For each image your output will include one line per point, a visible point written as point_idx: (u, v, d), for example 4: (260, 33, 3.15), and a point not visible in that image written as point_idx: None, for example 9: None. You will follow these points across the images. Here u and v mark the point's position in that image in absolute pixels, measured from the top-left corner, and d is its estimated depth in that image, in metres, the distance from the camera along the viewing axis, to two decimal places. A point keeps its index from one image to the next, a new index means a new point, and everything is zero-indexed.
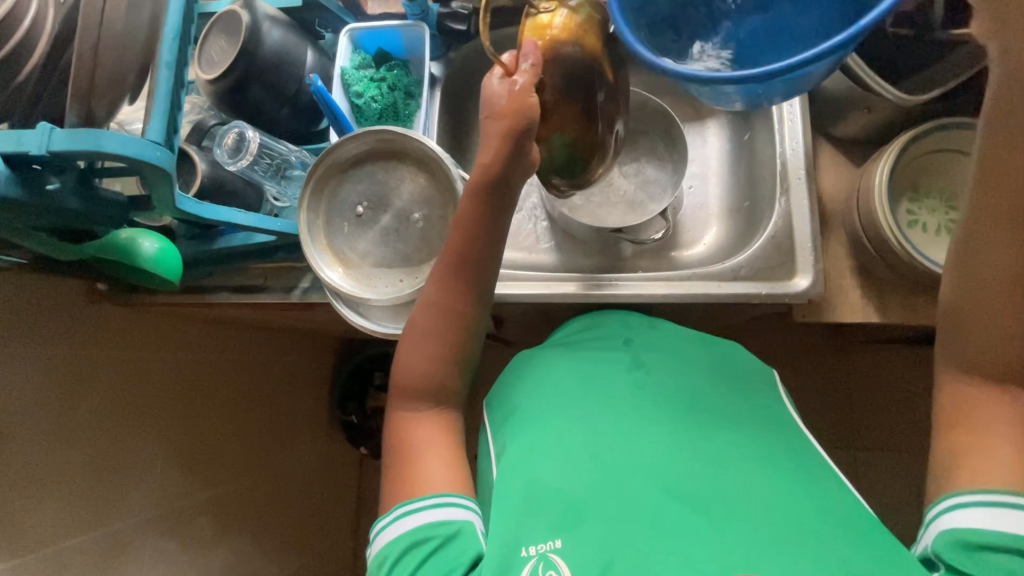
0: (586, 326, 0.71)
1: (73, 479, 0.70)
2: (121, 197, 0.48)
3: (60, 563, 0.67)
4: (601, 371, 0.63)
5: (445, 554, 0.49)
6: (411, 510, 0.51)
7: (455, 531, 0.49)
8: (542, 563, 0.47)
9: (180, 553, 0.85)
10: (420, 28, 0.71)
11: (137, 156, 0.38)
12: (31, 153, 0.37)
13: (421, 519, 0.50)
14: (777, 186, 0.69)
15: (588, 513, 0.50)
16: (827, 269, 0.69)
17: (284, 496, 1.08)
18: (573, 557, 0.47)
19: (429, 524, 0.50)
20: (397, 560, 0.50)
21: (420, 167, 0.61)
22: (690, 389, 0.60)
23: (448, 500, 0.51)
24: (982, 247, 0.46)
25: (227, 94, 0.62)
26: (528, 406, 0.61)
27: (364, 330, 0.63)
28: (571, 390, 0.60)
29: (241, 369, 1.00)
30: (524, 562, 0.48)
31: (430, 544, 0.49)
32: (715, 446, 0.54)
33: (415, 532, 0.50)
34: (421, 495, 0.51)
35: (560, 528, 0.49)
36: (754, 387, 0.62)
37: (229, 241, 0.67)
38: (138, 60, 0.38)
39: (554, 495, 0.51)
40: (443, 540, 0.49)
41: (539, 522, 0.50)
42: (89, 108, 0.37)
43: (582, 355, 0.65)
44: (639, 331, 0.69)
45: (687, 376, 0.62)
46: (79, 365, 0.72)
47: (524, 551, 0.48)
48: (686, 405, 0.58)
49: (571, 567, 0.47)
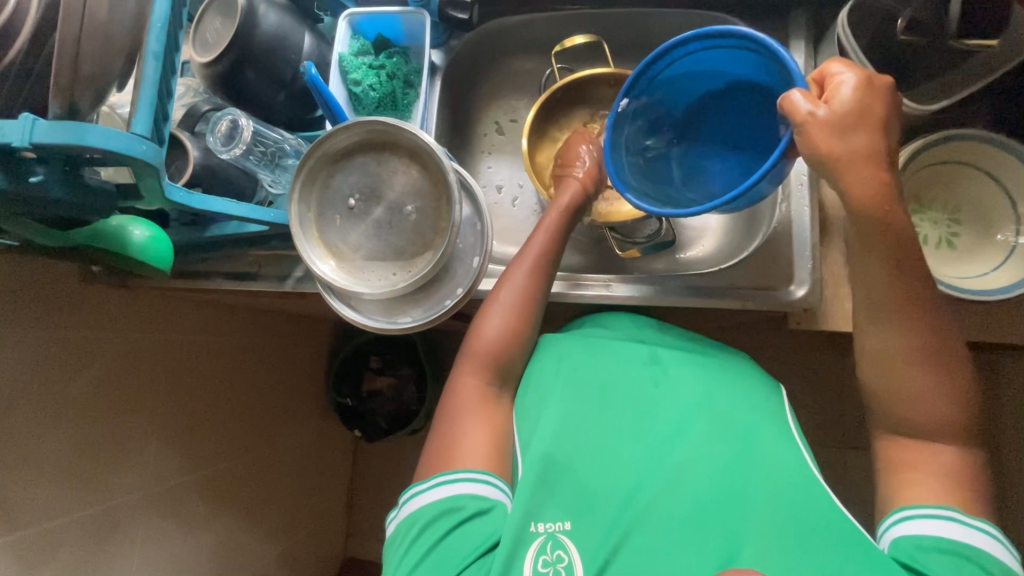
0: (594, 322, 0.70)
1: (64, 457, 0.70)
2: (106, 184, 0.47)
3: (53, 538, 0.68)
4: (608, 364, 0.62)
5: (480, 525, 0.50)
6: (443, 483, 0.53)
7: (483, 507, 0.51)
8: (550, 542, 0.49)
9: (172, 529, 0.86)
10: (421, 15, 0.69)
11: (120, 151, 0.38)
12: (12, 144, 0.37)
13: (452, 490, 0.52)
14: (779, 191, 0.68)
15: (596, 501, 0.51)
16: (826, 277, 0.68)
17: (278, 476, 1.10)
18: (582, 541, 0.49)
19: (468, 497, 0.51)
20: (427, 524, 0.52)
21: (413, 158, 0.60)
22: (689, 387, 0.59)
23: (480, 478, 0.53)
24: (869, 265, 0.51)
25: (221, 79, 0.61)
26: (519, 402, 0.60)
27: (355, 323, 0.63)
28: (566, 385, 0.60)
29: (232, 353, 0.99)
30: (534, 539, 0.49)
31: (457, 516, 0.51)
32: (707, 443, 0.53)
33: (444, 502, 0.52)
34: (457, 468, 0.54)
35: (572, 512, 0.50)
36: (748, 385, 0.60)
37: (222, 230, 0.64)
38: (123, 49, 0.37)
39: (561, 483, 0.52)
40: (473, 513, 0.50)
41: (547, 505, 0.51)
42: (72, 99, 0.36)
43: (590, 345, 0.64)
44: (648, 330, 0.67)
45: (683, 375, 0.60)
46: (75, 345, 0.73)
47: (533, 528, 0.49)
48: (680, 410, 0.57)
49: (579, 549, 0.48)
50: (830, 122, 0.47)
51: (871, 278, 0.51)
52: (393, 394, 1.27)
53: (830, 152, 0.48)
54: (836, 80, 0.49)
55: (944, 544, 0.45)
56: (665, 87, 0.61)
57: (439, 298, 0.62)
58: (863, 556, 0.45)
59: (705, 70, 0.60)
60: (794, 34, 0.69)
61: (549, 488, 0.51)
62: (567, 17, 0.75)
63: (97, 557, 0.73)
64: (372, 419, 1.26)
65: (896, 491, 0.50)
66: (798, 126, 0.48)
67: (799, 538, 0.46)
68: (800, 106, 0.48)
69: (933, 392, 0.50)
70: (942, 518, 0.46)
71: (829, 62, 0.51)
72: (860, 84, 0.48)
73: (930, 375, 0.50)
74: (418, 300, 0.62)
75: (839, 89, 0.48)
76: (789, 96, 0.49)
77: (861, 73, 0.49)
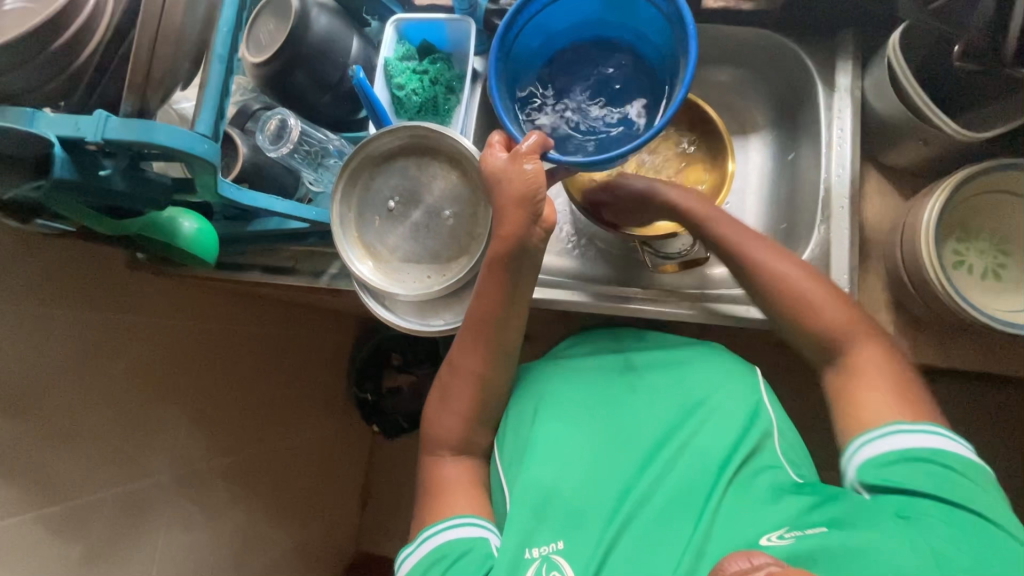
0: (578, 338, 0.72)
1: (102, 435, 0.73)
2: (163, 179, 0.49)
3: (88, 512, 0.71)
4: (595, 379, 0.65)
5: (469, 563, 0.52)
6: (427, 536, 0.56)
7: (465, 548, 0.53)
8: (545, 565, 0.52)
9: (197, 511, 0.88)
10: (467, 23, 0.70)
11: (185, 149, 0.39)
12: (87, 138, 0.39)
13: (436, 541, 0.55)
14: (818, 213, 0.67)
15: (587, 514, 0.55)
16: (863, 301, 0.67)
17: (298, 466, 1.12)
18: (574, 558, 0.52)
19: (450, 543, 0.54)
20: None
21: (453, 164, 0.61)
22: (673, 394, 0.62)
23: (458, 521, 0.56)
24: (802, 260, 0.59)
25: (272, 79, 0.63)
26: (510, 425, 0.63)
27: (388, 324, 0.64)
28: (557, 403, 0.63)
29: (259, 343, 1.01)
30: (528, 564, 0.52)
31: (444, 562, 0.53)
32: (688, 448, 0.57)
33: (431, 554, 0.54)
34: (440, 518, 0.56)
35: (563, 530, 0.54)
36: (729, 378, 0.62)
37: (264, 225, 0.66)
38: (192, 52, 0.39)
39: (556, 499, 0.55)
40: (458, 555, 0.53)
41: (540, 526, 0.54)
42: (143, 98, 0.38)
43: (573, 359, 0.67)
44: (630, 339, 0.70)
45: (665, 382, 0.64)
46: (117, 328, 0.76)
47: (528, 553, 0.52)
48: (663, 416, 0.61)
49: (572, 568, 0.51)
50: None
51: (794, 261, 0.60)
52: (413, 392, 1.27)
53: None
54: None
55: (885, 460, 0.50)
56: (521, 45, 0.62)
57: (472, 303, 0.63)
58: (870, 528, 0.45)
59: (542, 31, 0.63)
60: (842, 55, 0.68)
61: (542, 511, 0.55)
62: None
63: (128, 532, 0.76)
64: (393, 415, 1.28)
65: None
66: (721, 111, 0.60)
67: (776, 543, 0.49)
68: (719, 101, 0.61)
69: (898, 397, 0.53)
70: (875, 438, 0.51)
71: None
72: None
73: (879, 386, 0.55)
74: (450, 303, 0.63)
75: None
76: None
77: None
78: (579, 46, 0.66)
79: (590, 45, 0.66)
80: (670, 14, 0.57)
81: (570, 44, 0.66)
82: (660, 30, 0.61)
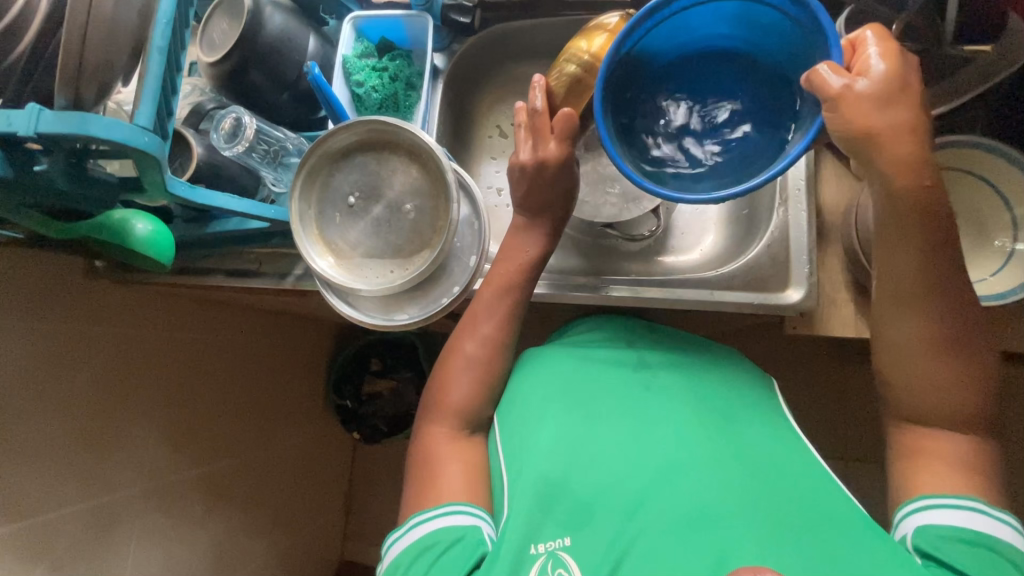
0: (588, 326, 0.73)
1: (64, 450, 0.71)
2: (110, 177, 0.48)
3: (52, 530, 0.68)
4: (594, 368, 0.66)
5: (457, 554, 0.52)
6: (415, 524, 0.56)
7: (455, 537, 0.53)
8: (551, 561, 0.51)
9: (168, 526, 0.86)
10: (424, 19, 0.70)
11: (123, 141, 0.39)
12: (19, 133, 0.38)
13: (425, 528, 0.55)
14: (776, 196, 0.68)
15: (595, 511, 0.53)
16: (822, 282, 0.68)
17: (275, 476, 1.10)
18: (581, 555, 0.51)
19: (442, 529, 0.54)
20: (411, 562, 0.54)
21: (413, 157, 0.61)
22: (678, 392, 0.62)
23: (453, 510, 0.55)
24: (886, 254, 0.52)
25: (226, 77, 0.62)
26: (509, 410, 0.63)
27: (353, 321, 0.64)
28: (560, 393, 0.63)
29: (234, 351, 1.00)
30: (534, 560, 0.51)
31: (436, 548, 0.53)
32: (692, 446, 0.56)
33: (421, 540, 0.54)
34: (425, 507, 0.56)
35: (569, 527, 0.53)
36: (735, 377, 0.65)
37: (223, 226, 0.65)
38: (128, 44, 0.38)
39: (558, 488, 0.54)
40: (450, 544, 0.52)
41: (544, 520, 0.53)
42: (77, 91, 0.37)
43: (578, 352, 0.68)
44: (638, 335, 0.70)
45: (672, 383, 0.63)
46: (78, 340, 0.73)
47: (533, 549, 0.51)
48: (676, 412, 0.59)
49: (579, 565, 0.50)
50: (865, 96, 0.49)
51: (878, 255, 0.53)
52: (393, 397, 1.26)
53: (869, 127, 0.49)
54: (864, 55, 0.50)
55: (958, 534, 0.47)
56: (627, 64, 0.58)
57: (436, 296, 0.63)
58: (853, 549, 0.47)
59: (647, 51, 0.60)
60: None
61: (546, 506, 0.54)
62: (568, 22, 0.75)
63: (94, 549, 0.74)
64: (372, 421, 1.26)
65: (909, 486, 0.51)
66: (834, 96, 0.49)
67: (773, 528, 0.48)
68: (829, 77, 0.49)
69: (953, 381, 0.50)
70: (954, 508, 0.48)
71: (862, 28, 0.51)
72: (888, 53, 0.50)
73: (925, 366, 0.51)
74: (415, 297, 0.63)
75: (868, 60, 0.50)
76: (847, 35, 0.52)
77: (888, 47, 0.50)
78: (690, 62, 0.62)
79: (703, 60, 0.61)
80: (802, 24, 0.53)
81: (679, 58, 0.61)
82: (779, 37, 0.56)
